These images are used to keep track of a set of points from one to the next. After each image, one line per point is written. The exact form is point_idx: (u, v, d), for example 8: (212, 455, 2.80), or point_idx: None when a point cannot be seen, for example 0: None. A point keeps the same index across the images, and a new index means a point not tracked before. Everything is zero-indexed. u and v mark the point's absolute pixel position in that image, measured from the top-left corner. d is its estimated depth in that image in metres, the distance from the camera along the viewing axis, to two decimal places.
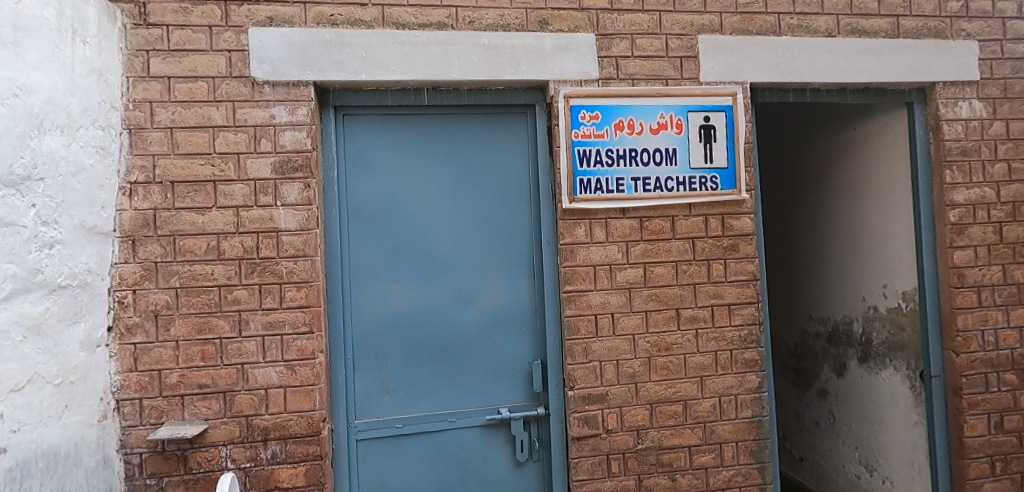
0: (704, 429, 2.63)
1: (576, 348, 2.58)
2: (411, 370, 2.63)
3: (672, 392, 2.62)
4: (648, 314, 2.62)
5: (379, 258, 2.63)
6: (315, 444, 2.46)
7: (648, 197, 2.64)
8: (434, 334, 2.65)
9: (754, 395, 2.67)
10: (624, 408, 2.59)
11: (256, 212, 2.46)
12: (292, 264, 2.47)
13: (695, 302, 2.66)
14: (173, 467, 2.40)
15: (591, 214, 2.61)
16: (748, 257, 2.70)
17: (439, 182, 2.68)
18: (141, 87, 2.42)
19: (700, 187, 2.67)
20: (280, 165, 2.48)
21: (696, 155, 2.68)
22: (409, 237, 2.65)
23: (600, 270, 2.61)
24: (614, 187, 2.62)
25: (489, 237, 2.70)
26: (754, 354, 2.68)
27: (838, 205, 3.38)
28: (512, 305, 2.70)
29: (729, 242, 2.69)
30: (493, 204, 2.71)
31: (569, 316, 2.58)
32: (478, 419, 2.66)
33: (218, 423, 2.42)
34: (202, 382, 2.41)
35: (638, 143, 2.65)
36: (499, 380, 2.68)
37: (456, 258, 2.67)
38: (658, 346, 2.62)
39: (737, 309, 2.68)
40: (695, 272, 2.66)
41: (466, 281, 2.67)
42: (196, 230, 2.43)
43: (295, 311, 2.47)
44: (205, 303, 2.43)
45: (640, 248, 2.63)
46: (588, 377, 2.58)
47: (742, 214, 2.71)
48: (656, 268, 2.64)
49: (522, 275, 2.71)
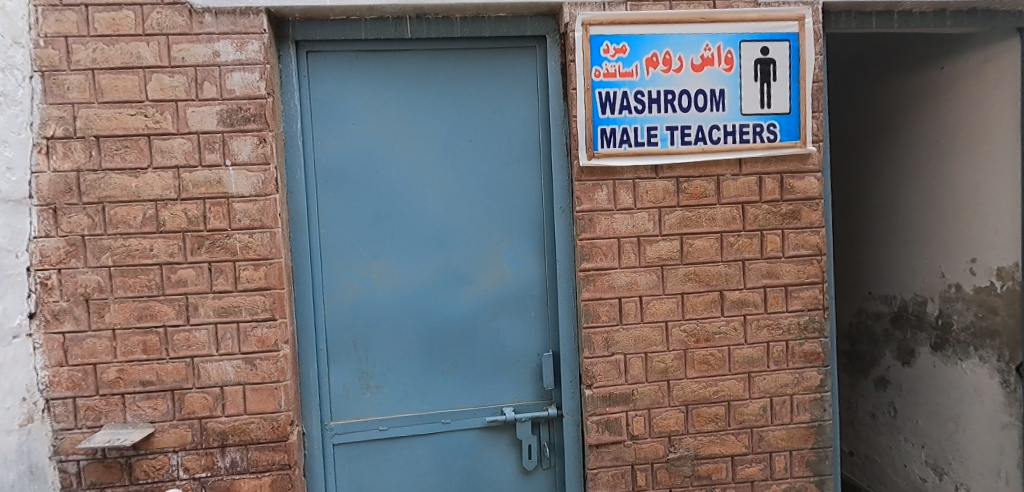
0: (751, 436, 2.17)
1: (596, 339, 2.11)
2: (397, 363, 2.20)
3: (713, 391, 2.15)
4: (684, 297, 2.14)
5: (355, 229, 2.16)
6: (281, 451, 2.06)
7: (688, 151, 2.11)
8: (424, 321, 2.20)
9: (815, 396, 2.18)
10: (653, 411, 2.13)
11: (201, 173, 2.00)
12: (247, 237, 2.02)
13: (743, 283, 2.15)
14: (115, 477, 2.03)
15: (616, 173, 2.11)
16: (812, 227, 2.16)
17: (426, 136, 2.18)
18: (53, 19, 1.94)
19: (753, 138, 2.13)
20: (227, 115, 2.00)
21: (749, 97, 2.12)
22: (391, 203, 2.17)
23: (625, 243, 2.11)
24: (644, 140, 2.10)
25: (488, 203, 2.21)
26: (815, 346, 2.18)
27: (917, 160, 2.79)
28: (517, 286, 2.23)
29: (788, 208, 2.16)
30: (491, 163, 2.20)
31: (587, 299, 2.11)
32: (477, 420, 2.23)
33: (167, 427, 2.03)
34: (144, 379, 2.02)
35: (676, 83, 2.10)
36: (502, 375, 2.23)
37: (447, 229, 2.19)
38: (696, 336, 2.14)
39: (795, 292, 2.17)
40: (744, 246, 2.15)
41: (460, 258, 2.20)
42: (130, 196, 1.99)
43: (252, 295, 2.03)
44: (143, 285, 2.01)
45: (676, 216, 2.13)
46: (610, 373, 2.12)
47: (806, 173, 2.16)
48: (695, 240, 2.13)
49: (529, 249, 2.23)
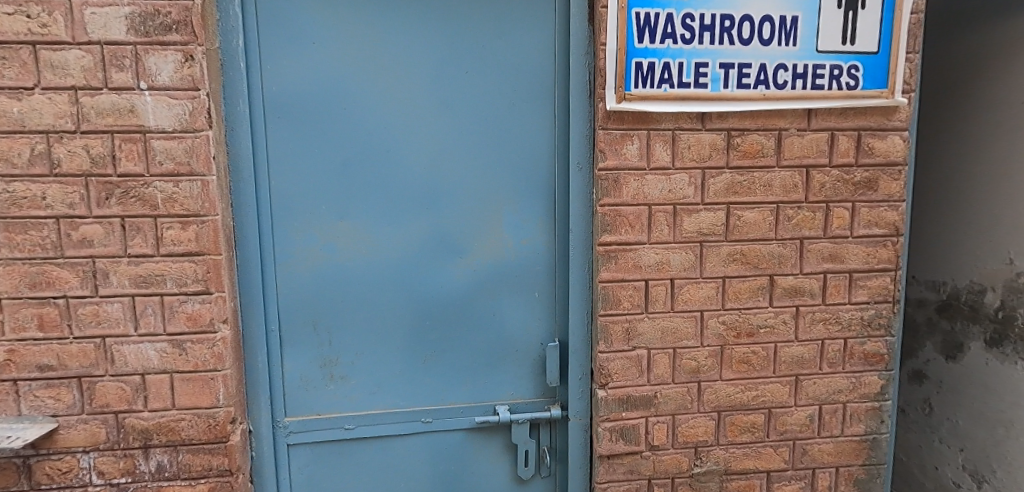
0: (792, 449, 1.80)
1: (615, 330, 1.71)
2: (368, 349, 1.78)
3: (752, 396, 1.76)
4: (726, 281, 1.72)
5: (316, 181, 1.70)
6: (219, 454, 1.67)
7: (746, 97, 1.65)
8: (404, 300, 1.77)
9: (872, 406, 1.81)
10: (678, 418, 1.76)
11: (108, 99, 1.50)
12: (171, 187, 1.55)
13: (799, 267, 1.74)
14: (11, 481, 1.62)
15: (651, 122, 1.65)
16: (890, 201, 1.73)
17: (410, 65, 1.68)
18: None
19: (829, 84, 1.67)
20: (140, 21, 1.49)
21: (829, 30, 1.65)
22: (364, 150, 1.70)
23: (658, 213, 1.68)
24: (690, 80, 1.63)
25: (486, 154, 1.74)
26: (879, 346, 1.79)
27: (998, 121, 2.31)
28: (519, 261, 1.79)
29: (864, 175, 1.72)
30: (491, 103, 1.73)
31: (607, 281, 1.69)
32: (464, 420, 1.84)
33: (75, 423, 1.61)
34: (42, 363, 1.58)
35: (736, 6, 1.62)
36: (496, 366, 1.83)
37: (436, 186, 1.73)
38: (737, 329, 1.74)
39: (861, 281, 1.75)
40: (805, 221, 1.72)
41: (451, 223, 1.75)
42: (10, 125, 1.48)
43: (179, 261, 1.58)
44: (36, 244, 1.52)
45: (724, 181, 1.69)
46: (628, 371, 1.73)
47: (890, 132, 1.71)
48: (745, 212, 1.70)
49: (536, 215, 1.79)
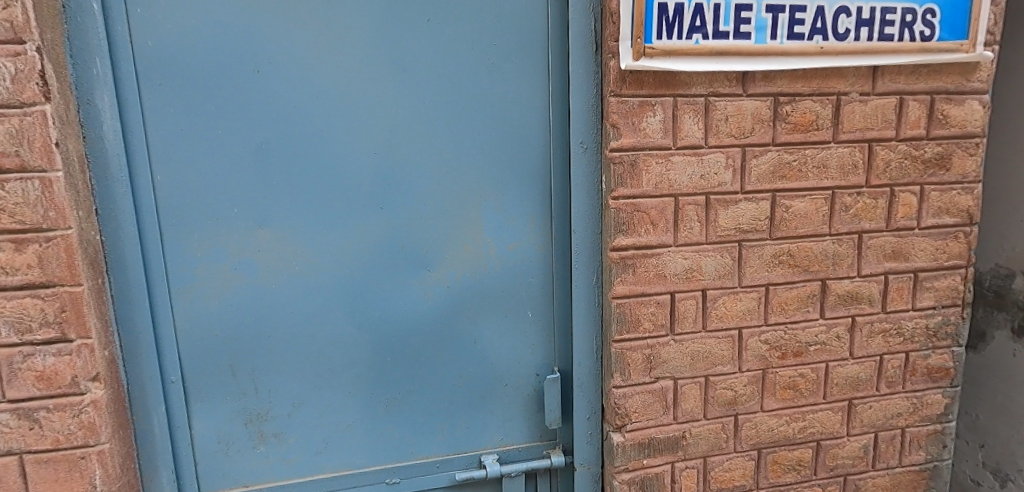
0: (843, 486, 1.48)
1: (633, 358, 1.32)
2: (308, 398, 1.34)
3: (799, 428, 1.43)
4: (771, 291, 1.36)
5: (221, 176, 1.21)
6: None
7: (798, 52, 1.25)
8: (354, 331, 1.32)
9: (933, 429, 1.51)
10: (711, 460, 1.40)
11: None
12: None
13: (857, 268, 1.39)
14: None
15: (679, 86, 1.24)
16: (964, 183, 1.40)
17: (347, 10, 1.20)
18: None
19: (900, 34, 1.28)
20: None
21: None
22: (291, 131, 1.22)
23: (687, 206, 1.28)
24: (729, 28, 1.21)
25: (459, 134, 1.29)
26: (945, 359, 1.47)
27: None
28: (505, 272, 1.37)
29: (936, 151, 1.37)
30: (464, 64, 1.27)
31: (623, 297, 1.30)
32: (441, 477, 1.43)
33: None
34: None
35: None
36: (480, 408, 1.42)
37: (394, 177, 1.28)
38: (783, 349, 1.39)
39: (927, 282, 1.42)
40: (865, 211, 1.36)
41: (415, 226, 1.31)
42: None
43: (19, 298, 1.08)
44: None
45: (770, 162, 1.30)
46: (650, 409, 1.35)
47: (966, 95, 1.37)
48: (795, 202, 1.33)
49: (526, 212, 1.36)
